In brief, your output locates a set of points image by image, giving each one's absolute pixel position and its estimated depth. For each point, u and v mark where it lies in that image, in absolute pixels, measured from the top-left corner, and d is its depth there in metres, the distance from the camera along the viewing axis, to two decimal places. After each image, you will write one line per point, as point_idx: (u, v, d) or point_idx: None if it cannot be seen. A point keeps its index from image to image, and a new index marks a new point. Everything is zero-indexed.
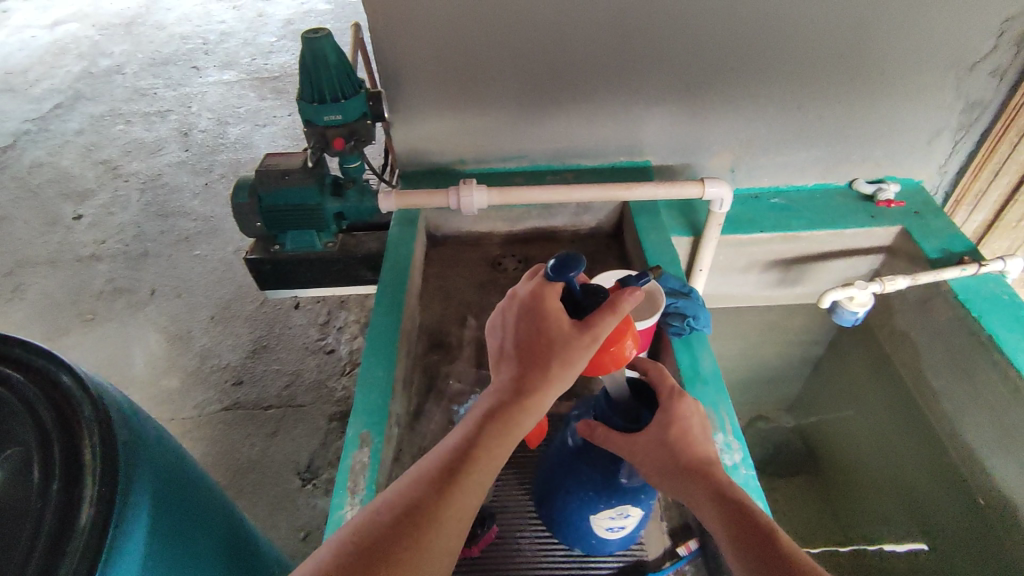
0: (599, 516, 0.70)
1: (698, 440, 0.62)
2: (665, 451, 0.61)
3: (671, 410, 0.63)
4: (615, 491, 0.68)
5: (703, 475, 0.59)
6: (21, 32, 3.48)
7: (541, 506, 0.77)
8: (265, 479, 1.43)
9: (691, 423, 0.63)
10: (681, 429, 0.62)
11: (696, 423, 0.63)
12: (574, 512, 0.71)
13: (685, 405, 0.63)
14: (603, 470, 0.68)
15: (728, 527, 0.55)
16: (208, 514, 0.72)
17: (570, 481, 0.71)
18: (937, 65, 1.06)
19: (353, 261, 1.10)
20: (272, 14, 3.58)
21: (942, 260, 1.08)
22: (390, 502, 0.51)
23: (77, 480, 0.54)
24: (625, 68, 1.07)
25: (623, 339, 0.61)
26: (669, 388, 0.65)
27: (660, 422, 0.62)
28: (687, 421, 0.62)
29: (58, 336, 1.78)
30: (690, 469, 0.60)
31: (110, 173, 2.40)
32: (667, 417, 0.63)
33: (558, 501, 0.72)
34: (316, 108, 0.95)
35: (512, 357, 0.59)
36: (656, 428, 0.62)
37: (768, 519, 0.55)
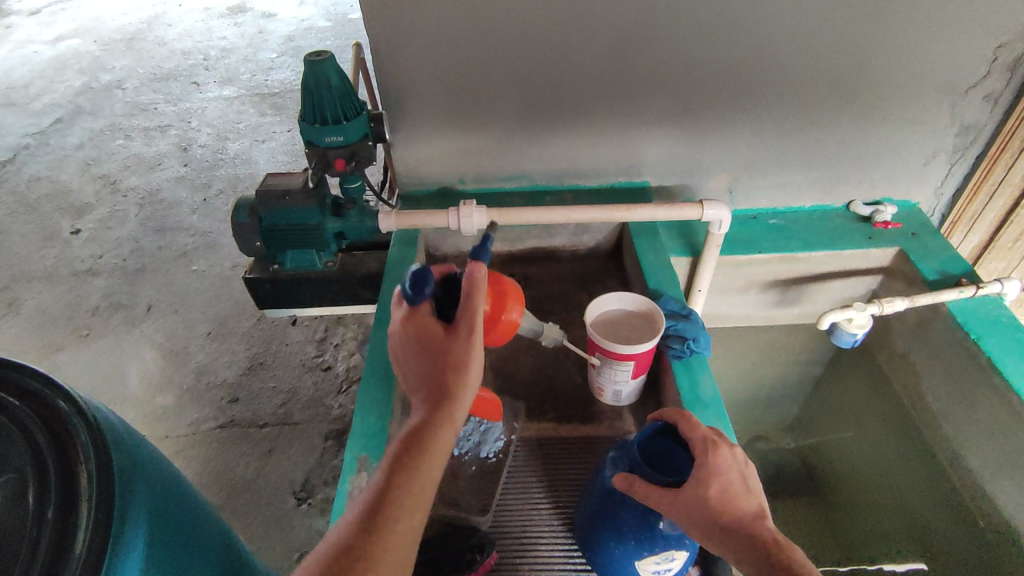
0: (645, 561, 0.69)
1: (738, 496, 0.61)
2: (703, 513, 0.60)
3: (707, 468, 0.61)
4: (659, 536, 0.67)
5: (741, 530, 0.59)
6: (23, 46, 3.50)
7: (583, 549, 0.75)
8: (259, 499, 1.41)
9: (729, 478, 0.61)
10: (718, 487, 0.61)
11: (733, 475, 0.62)
12: (618, 559, 0.71)
13: (718, 460, 0.61)
14: (645, 519, 0.68)
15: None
16: (203, 538, 0.71)
17: (612, 528, 0.70)
18: (933, 89, 1.08)
19: (352, 281, 1.10)
20: (273, 30, 3.61)
21: (940, 282, 1.08)
22: (338, 532, 0.56)
23: (73, 507, 0.53)
24: (624, 90, 1.08)
25: (511, 308, 0.78)
26: (703, 440, 0.63)
27: (696, 481, 0.61)
28: (723, 476, 0.61)
29: (53, 352, 1.77)
30: (728, 527, 0.59)
31: (109, 187, 2.40)
32: (703, 476, 0.61)
33: (600, 547, 0.72)
34: (318, 129, 0.96)
35: (412, 373, 0.65)
36: (694, 486, 0.61)
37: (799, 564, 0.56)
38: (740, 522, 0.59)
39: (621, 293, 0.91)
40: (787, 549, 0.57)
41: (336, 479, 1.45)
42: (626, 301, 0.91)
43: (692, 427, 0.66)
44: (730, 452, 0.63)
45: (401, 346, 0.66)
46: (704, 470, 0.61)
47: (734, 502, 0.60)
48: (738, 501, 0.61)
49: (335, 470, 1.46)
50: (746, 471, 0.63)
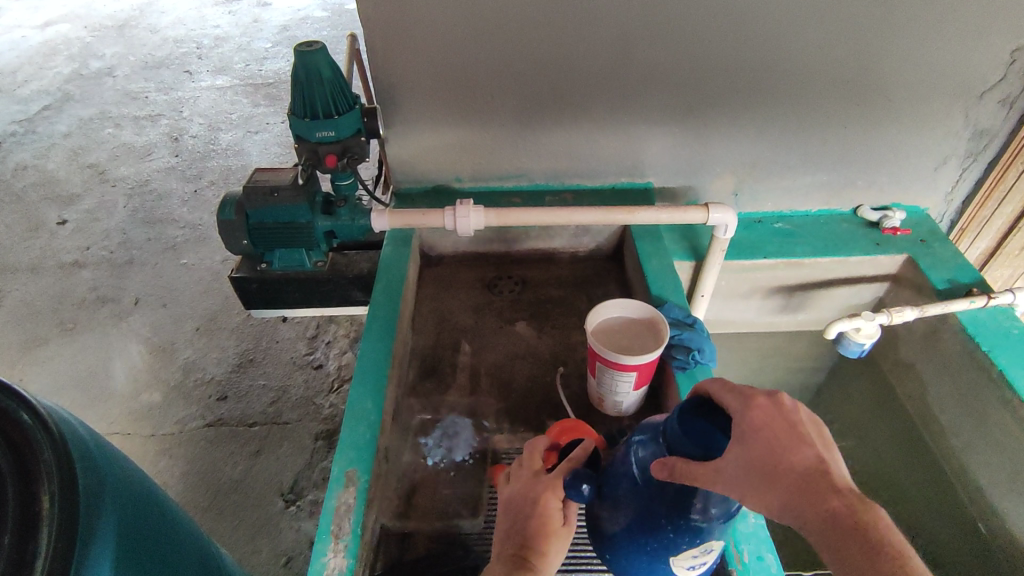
0: (678, 555, 0.58)
1: (793, 453, 0.49)
2: (763, 495, 0.49)
3: (748, 435, 0.49)
4: (692, 529, 0.56)
5: (807, 497, 0.48)
6: (10, 31, 3.42)
7: (600, 541, 0.65)
8: (246, 500, 1.37)
9: (779, 443, 0.49)
10: (766, 457, 0.48)
11: (782, 436, 0.49)
12: (645, 554, 0.60)
13: (755, 420, 0.49)
14: (679, 506, 0.56)
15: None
16: (177, 559, 0.67)
17: (641, 521, 0.59)
18: (947, 92, 1.04)
19: (343, 281, 1.05)
20: (268, 19, 3.54)
21: (949, 292, 1.05)
22: None
23: (32, 533, 0.49)
24: (629, 88, 1.04)
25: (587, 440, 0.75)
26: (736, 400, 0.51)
27: (740, 454, 0.49)
28: (771, 442, 0.49)
29: (36, 347, 1.72)
30: (793, 496, 0.48)
31: (98, 177, 2.34)
32: (745, 447, 0.49)
33: (624, 541, 0.61)
34: (307, 124, 0.91)
35: (512, 525, 0.61)
36: (738, 459, 0.49)
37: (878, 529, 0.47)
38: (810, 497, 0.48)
39: (624, 300, 0.87)
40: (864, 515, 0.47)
41: (326, 481, 1.41)
42: (628, 308, 0.87)
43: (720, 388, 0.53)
44: (775, 407, 0.50)
45: (523, 498, 0.62)
46: (745, 437, 0.49)
47: (792, 470, 0.49)
48: (799, 467, 0.49)
49: (325, 472, 1.42)
50: (799, 424, 0.50)
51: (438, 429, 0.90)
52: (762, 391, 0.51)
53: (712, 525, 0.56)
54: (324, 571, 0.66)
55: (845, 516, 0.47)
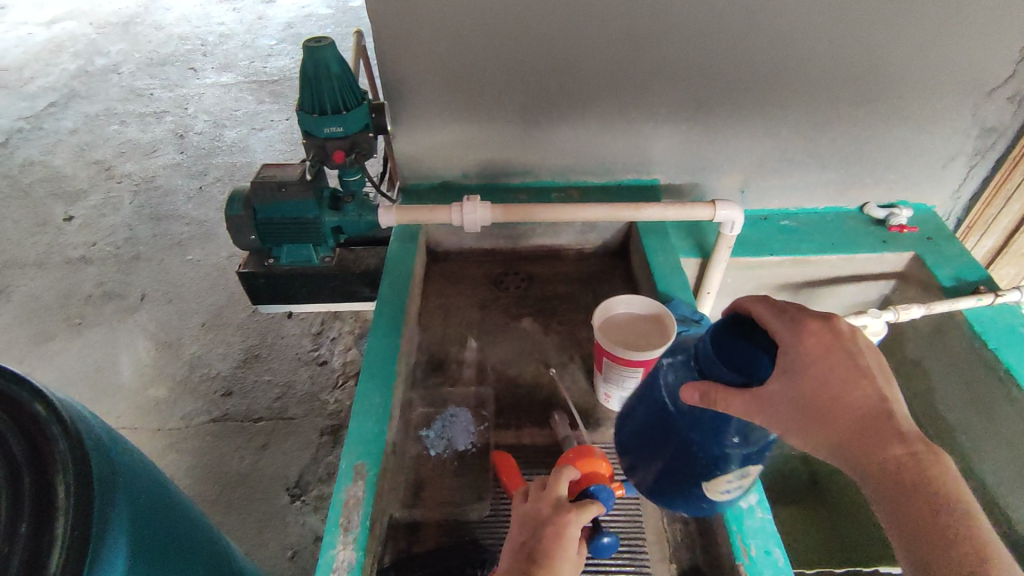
0: (713, 484, 0.60)
1: (849, 388, 0.48)
2: (808, 430, 0.49)
3: (798, 367, 0.49)
4: (727, 458, 0.58)
5: (866, 438, 0.47)
6: (16, 28, 3.43)
7: (633, 467, 0.68)
8: (253, 494, 1.38)
9: (833, 380, 0.48)
10: (814, 391, 0.48)
11: (838, 374, 0.49)
12: (679, 481, 0.62)
13: (807, 353, 0.49)
14: (713, 432, 0.57)
15: (915, 538, 0.45)
16: (189, 551, 0.68)
17: (677, 454, 0.61)
18: (955, 89, 1.04)
19: (350, 277, 1.06)
20: (273, 16, 3.55)
21: (957, 290, 1.05)
22: None
23: (47, 524, 0.49)
24: (637, 84, 1.04)
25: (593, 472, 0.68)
26: (788, 330, 0.50)
27: (788, 385, 0.49)
28: (824, 378, 0.48)
29: (43, 341, 1.73)
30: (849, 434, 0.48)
31: (103, 173, 2.35)
32: (794, 377, 0.49)
33: (659, 468, 0.64)
34: (315, 120, 0.92)
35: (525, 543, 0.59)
36: (784, 391, 0.49)
37: (941, 476, 0.45)
38: (862, 437, 0.48)
39: (634, 298, 0.88)
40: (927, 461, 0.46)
41: (331, 476, 1.42)
42: (635, 304, 0.87)
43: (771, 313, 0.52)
44: (830, 341, 0.49)
45: (542, 517, 0.61)
46: (795, 369, 0.49)
47: (849, 409, 0.48)
48: (855, 403, 0.48)
49: (330, 467, 1.43)
50: (858, 356, 0.49)
51: (438, 420, 0.90)
52: (817, 323, 0.50)
53: (749, 455, 0.57)
54: (334, 564, 0.66)
55: (903, 463, 0.46)
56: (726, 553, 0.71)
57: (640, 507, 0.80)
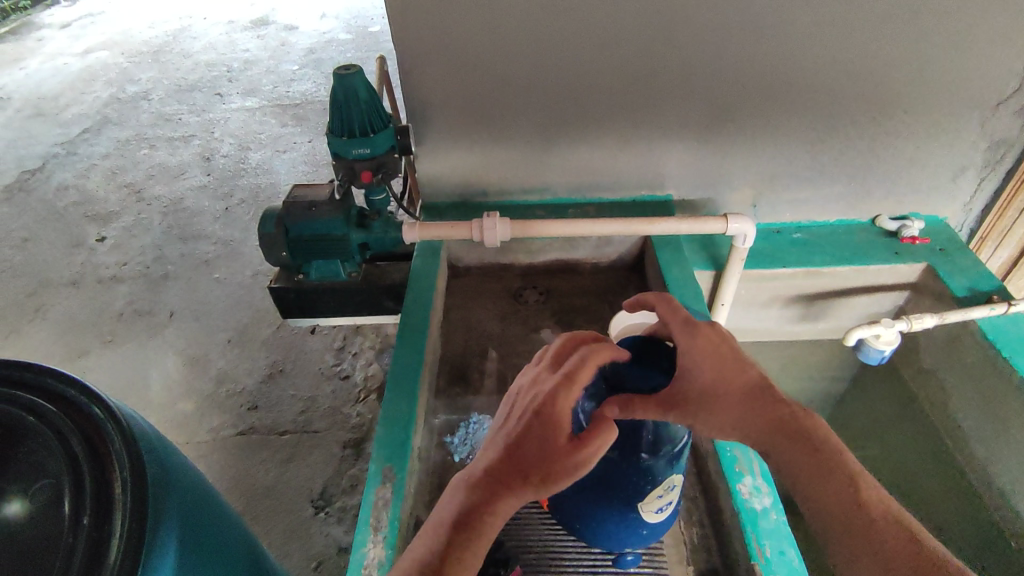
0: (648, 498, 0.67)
1: (734, 369, 0.61)
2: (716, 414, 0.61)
3: (693, 364, 0.61)
4: (650, 473, 0.65)
5: (756, 403, 0.61)
6: (54, 58, 3.60)
7: (569, 517, 0.72)
8: (279, 505, 1.41)
9: (725, 366, 0.61)
10: (709, 376, 0.61)
11: (728, 360, 0.62)
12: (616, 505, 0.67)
13: (698, 344, 0.62)
14: (633, 448, 0.65)
15: (801, 477, 0.58)
16: (229, 549, 0.71)
17: (605, 480, 0.66)
18: (961, 103, 1.07)
19: (376, 291, 1.10)
20: (295, 42, 3.68)
21: (969, 299, 1.06)
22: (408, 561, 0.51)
23: (107, 516, 0.53)
24: (648, 104, 1.08)
25: None
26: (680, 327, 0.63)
27: (689, 371, 0.61)
28: (718, 365, 0.61)
29: (77, 358, 1.80)
30: (744, 402, 0.61)
31: (134, 196, 2.45)
32: (691, 365, 0.61)
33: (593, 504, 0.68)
34: (344, 142, 0.97)
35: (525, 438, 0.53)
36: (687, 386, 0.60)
37: (814, 427, 0.60)
38: (757, 407, 0.61)
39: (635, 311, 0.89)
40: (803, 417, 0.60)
41: (354, 487, 1.45)
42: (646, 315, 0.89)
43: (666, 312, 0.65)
44: (718, 333, 0.63)
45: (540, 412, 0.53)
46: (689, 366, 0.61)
47: (741, 385, 0.61)
48: (745, 380, 0.61)
49: (353, 479, 1.46)
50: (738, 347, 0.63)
51: (462, 427, 0.94)
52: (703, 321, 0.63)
53: (664, 461, 0.65)
54: (364, 561, 0.70)
55: (788, 421, 0.60)
56: (741, 553, 0.73)
57: None
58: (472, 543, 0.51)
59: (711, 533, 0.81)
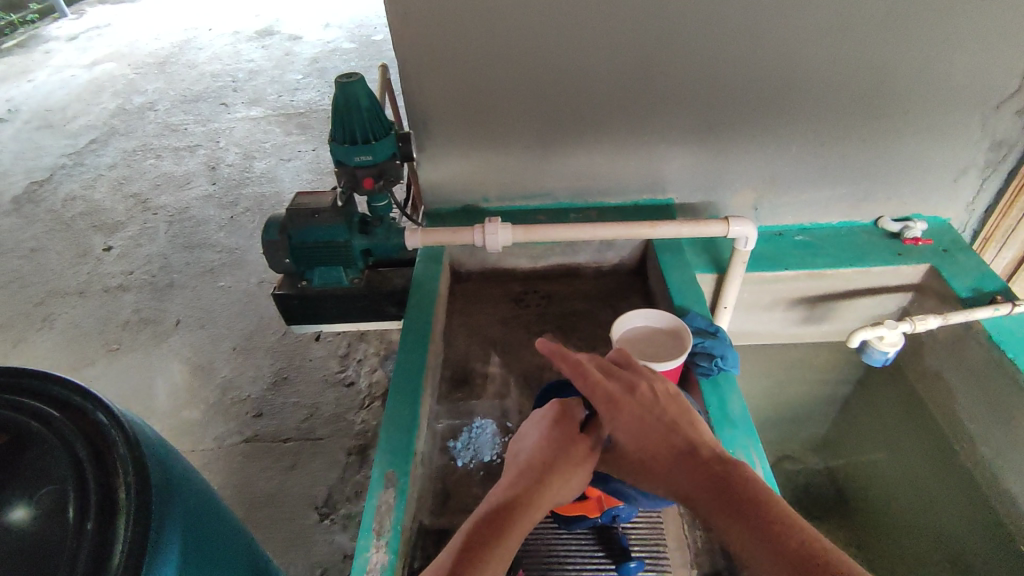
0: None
1: (660, 434, 0.61)
2: (655, 480, 0.61)
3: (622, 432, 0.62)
4: None
5: (684, 463, 0.60)
6: (61, 71, 3.64)
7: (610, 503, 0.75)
8: (283, 512, 1.42)
9: (648, 431, 0.61)
10: (638, 445, 0.61)
11: (654, 425, 0.61)
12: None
13: (628, 419, 0.61)
14: None
15: (737, 538, 0.55)
16: (232, 554, 0.72)
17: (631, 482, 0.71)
18: (962, 104, 1.07)
19: (378, 296, 1.11)
20: (299, 52, 3.71)
21: (973, 300, 1.06)
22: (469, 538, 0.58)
23: (110, 520, 0.54)
24: (647, 109, 1.09)
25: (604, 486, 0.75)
26: (602, 404, 0.63)
27: (620, 448, 0.62)
28: (644, 433, 0.61)
29: (84, 367, 1.81)
30: (675, 465, 0.60)
31: (140, 206, 2.47)
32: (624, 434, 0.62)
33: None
34: (347, 149, 0.98)
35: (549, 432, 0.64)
36: (625, 455, 0.62)
37: (747, 481, 0.57)
38: (684, 467, 0.59)
39: (643, 311, 0.89)
40: (731, 470, 0.58)
41: (359, 495, 1.45)
42: (651, 317, 0.89)
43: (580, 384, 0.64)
44: (640, 403, 0.62)
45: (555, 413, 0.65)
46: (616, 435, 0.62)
47: (669, 449, 0.60)
48: (672, 444, 0.61)
49: (357, 486, 1.47)
50: (664, 412, 0.62)
51: (465, 432, 0.94)
52: (613, 388, 0.63)
53: None
54: (367, 566, 0.70)
55: (715, 478, 0.58)
56: None
57: (660, 514, 0.82)
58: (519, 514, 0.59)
59: (713, 534, 0.80)
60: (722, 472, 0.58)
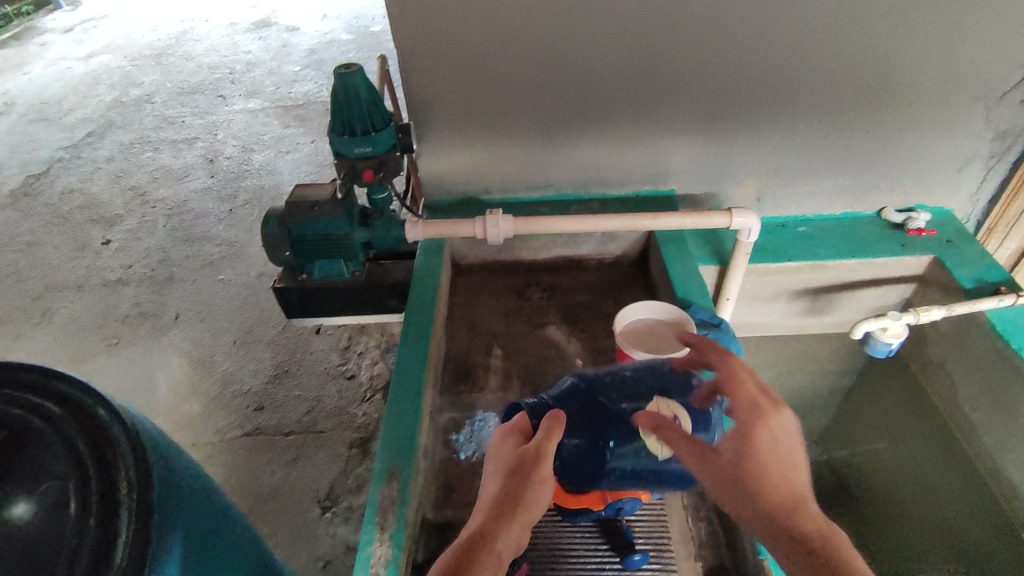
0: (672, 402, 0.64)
1: (782, 466, 0.58)
2: (751, 504, 0.57)
3: (751, 440, 0.59)
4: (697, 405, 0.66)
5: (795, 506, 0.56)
6: (58, 63, 3.61)
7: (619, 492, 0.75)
8: (285, 505, 1.42)
9: (774, 457, 0.58)
10: (760, 463, 0.58)
11: (781, 453, 0.58)
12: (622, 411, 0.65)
13: (770, 433, 0.59)
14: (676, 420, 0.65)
15: None
16: (235, 548, 0.72)
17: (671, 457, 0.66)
18: (967, 94, 1.06)
19: (379, 289, 1.10)
20: (297, 43, 3.68)
21: (976, 291, 1.05)
22: None
23: (111, 517, 0.54)
24: (649, 99, 1.08)
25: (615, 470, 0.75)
26: (747, 411, 0.60)
27: (735, 458, 0.58)
28: (772, 455, 0.58)
29: (84, 361, 1.80)
30: (785, 503, 0.56)
31: (139, 199, 2.45)
32: (749, 445, 0.58)
33: (596, 407, 0.66)
34: (346, 141, 0.97)
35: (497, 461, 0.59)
36: (731, 462, 0.58)
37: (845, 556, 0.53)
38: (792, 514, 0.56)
39: (647, 302, 0.89)
40: (836, 539, 0.55)
41: (361, 487, 1.45)
42: (654, 309, 0.89)
43: (732, 383, 0.62)
44: (783, 428, 0.59)
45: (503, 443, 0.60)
46: (743, 441, 0.59)
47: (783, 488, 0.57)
48: (788, 484, 0.57)
49: (359, 479, 1.47)
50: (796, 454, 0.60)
51: (467, 425, 0.94)
52: (769, 403, 0.60)
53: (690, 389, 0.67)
54: (371, 560, 0.70)
55: (817, 537, 0.55)
56: None
57: (664, 507, 0.82)
58: (483, 549, 0.52)
59: (717, 528, 0.80)
60: (829, 537, 0.55)
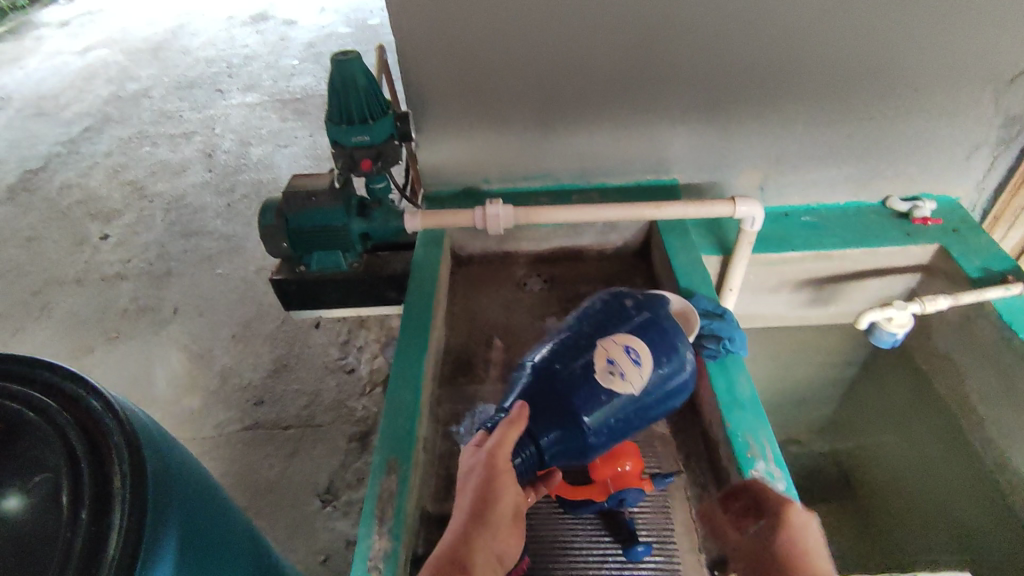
0: (616, 336, 0.71)
1: (802, 551, 0.60)
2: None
3: (772, 527, 0.63)
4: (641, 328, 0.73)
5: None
6: (54, 58, 3.59)
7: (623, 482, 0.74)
8: (285, 499, 1.41)
9: (791, 540, 0.61)
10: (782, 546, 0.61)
11: (803, 543, 0.61)
12: (580, 371, 0.68)
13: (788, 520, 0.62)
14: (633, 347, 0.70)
15: None
16: (232, 542, 0.71)
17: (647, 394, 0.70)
18: (975, 80, 1.04)
19: (377, 280, 1.09)
20: (295, 37, 3.65)
21: (983, 280, 1.04)
22: None
23: (105, 510, 0.53)
24: (651, 86, 1.06)
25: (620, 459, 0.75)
26: (772, 502, 0.65)
27: (755, 544, 0.63)
28: (789, 538, 0.61)
29: (82, 356, 1.79)
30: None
31: (136, 193, 2.44)
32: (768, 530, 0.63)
33: (560, 382, 0.68)
34: (343, 130, 0.95)
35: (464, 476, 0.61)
36: (755, 549, 0.63)
37: None
38: None
39: (651, 291, 0.88)
40: None
41: (361, 481, 1.44)
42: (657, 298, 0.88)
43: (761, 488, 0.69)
44: (805, 522, 0.62)
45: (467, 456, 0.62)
46: (764, 527, 0.64)
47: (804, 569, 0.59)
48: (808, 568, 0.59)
49: (359, 472, 1.46)
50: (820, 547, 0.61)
51: (468, 417, 0.93)
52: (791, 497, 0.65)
53: (630, 318, 0.74)
54: (370, 552, 0.69)
55: None
56: None
57: (667, 499, 0.81)
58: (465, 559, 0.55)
59: None
60: None
